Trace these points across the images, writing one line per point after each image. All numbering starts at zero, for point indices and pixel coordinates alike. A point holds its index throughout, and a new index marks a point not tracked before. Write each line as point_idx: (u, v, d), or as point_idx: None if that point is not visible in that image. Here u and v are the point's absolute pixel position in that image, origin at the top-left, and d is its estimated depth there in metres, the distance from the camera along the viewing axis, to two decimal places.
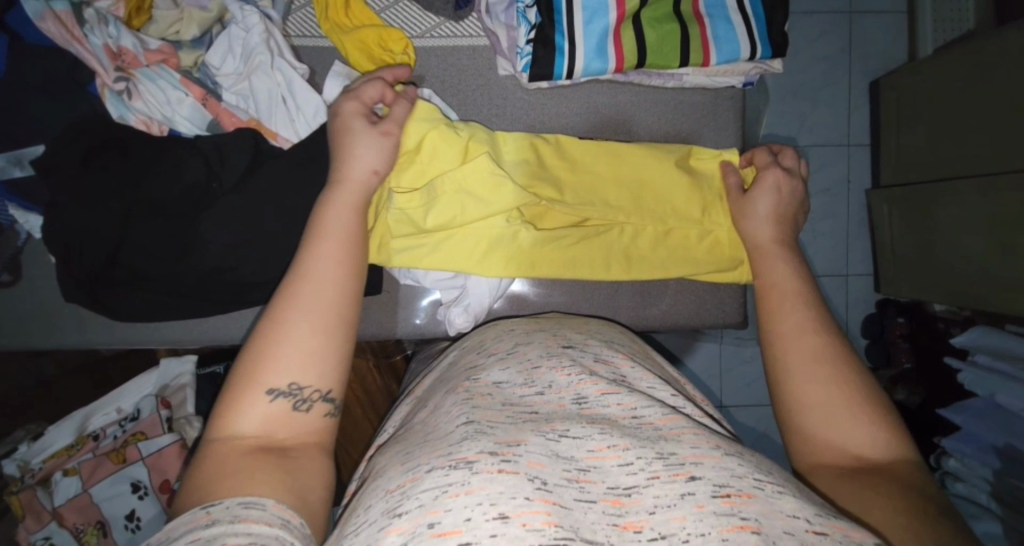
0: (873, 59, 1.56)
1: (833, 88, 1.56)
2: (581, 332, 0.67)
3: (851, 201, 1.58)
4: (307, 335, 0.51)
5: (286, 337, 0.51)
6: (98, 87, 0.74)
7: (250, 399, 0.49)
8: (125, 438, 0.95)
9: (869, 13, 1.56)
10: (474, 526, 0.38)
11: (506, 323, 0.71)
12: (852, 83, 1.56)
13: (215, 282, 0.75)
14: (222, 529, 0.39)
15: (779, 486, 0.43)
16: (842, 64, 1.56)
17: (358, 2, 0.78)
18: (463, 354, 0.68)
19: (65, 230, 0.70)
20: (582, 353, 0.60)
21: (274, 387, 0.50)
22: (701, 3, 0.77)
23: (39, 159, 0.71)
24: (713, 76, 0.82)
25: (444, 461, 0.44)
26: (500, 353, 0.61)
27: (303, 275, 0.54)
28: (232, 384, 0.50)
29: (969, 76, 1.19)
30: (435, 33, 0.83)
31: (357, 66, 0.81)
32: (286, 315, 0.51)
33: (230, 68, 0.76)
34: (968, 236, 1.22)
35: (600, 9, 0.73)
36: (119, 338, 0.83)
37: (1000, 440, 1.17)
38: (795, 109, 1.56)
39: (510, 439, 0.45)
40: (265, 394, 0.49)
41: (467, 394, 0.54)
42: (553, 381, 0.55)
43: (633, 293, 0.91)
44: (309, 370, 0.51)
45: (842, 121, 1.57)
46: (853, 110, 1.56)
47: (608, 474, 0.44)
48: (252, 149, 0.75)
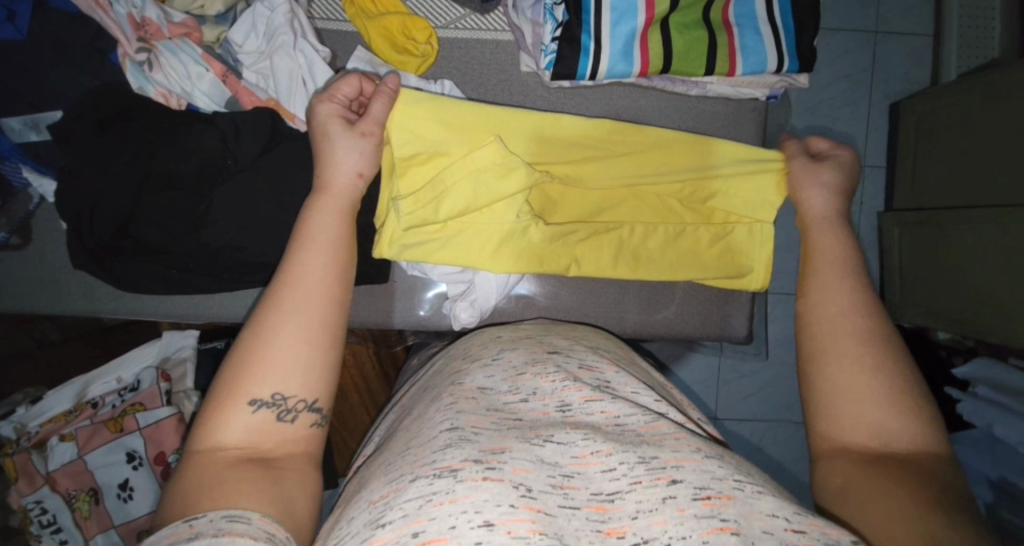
0: (896, 81, 1.54)
1: (853, 107, 1.55)
2: (567, 338, 0.66)
3: (862, 222, 1.57)
4: (287, 346, 0.51)
5: (267, 347, 0.51)
6: (119, 56, 0.73)
7: (233, 411, 0.49)
8: (123, 408, 0.95)
9: (895, 34, 1.54)
10: (458, 534, 0.39)
11: (494, 330, 0.70)
12: (873, 104, 1.55)
13: (224, 260, 0.75)
14: (206, 540, 0.38)
15: (759, 486, 0.43)
16: (864, 84, 1.54)
17: None
18: (450, 360, 0.67)
19: (79, 197, 0.70)
20: (567, 359, 0.59)
21: (256, 398, 0.50)
22: (731, 12, 0.76)
23: (56, 123, 0.71)
24: (737, 87, 0.81)
25: (428, 469, 0.44)
26: (484, 359, 0.61)
27: (284, 284, 0.54)
28: (215, 395, 0.50)
29: (993, 106, 1.18)
30: (459, 25, 0.82)
31: (379, 53, 0.80)
32: (267, 324, 0.51)
33: (252, 46, 0.75)
34: (979, 267, 1.21)
35: (628, 12, 0.73)
36: (124, 309, 0.83)
37: (995, 473, 1.16)
38: (813, 126, 1.55)
39: (494, 447, 0.45)
40: (247, 406, 0.49)
41: (452, 398, 0.53)
42: (537, 388, 0.54)
43: (639, 300, 0.90)
44: (292, 380, 0.51)
45: (860, 141, 1.55)
46: (871, 131, 1.55)
47: (591, 480, 0.44)
48: (269, 129, 0.74)
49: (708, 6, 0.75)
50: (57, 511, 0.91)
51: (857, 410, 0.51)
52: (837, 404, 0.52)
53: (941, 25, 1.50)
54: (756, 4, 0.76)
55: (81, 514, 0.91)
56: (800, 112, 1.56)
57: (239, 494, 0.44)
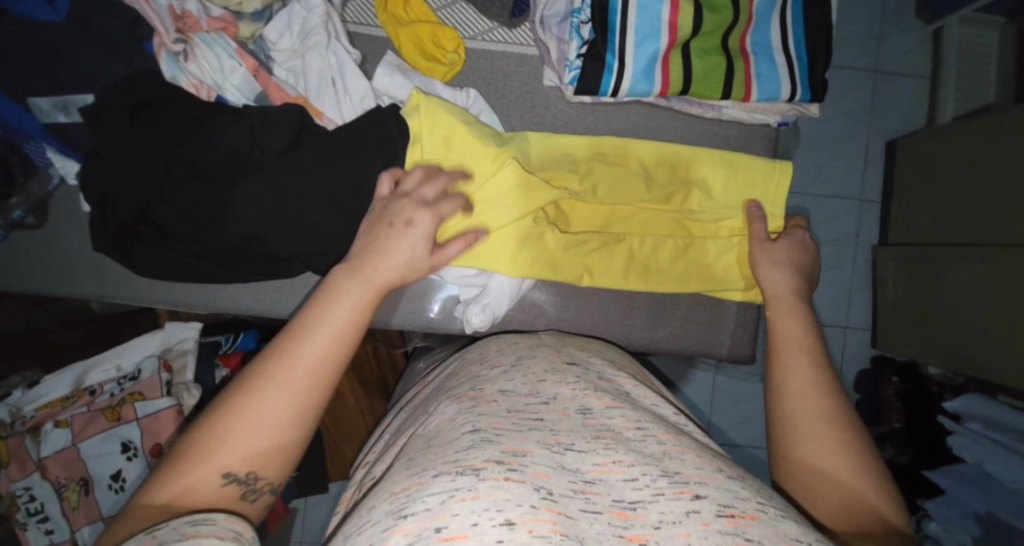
0: (894, 120, 1.60)
1: (852, 143, 1.60)
2: (585, 350, 0.68)
3: (860, 254, 1.60)
4: (277, 426, 0.47)
5: (255, 421, 0.46)
6: (155, 46, 0.74)
7: (200, 478, 0.45)
8: (123, 396, 0.93)
9: (895, 75, 1.60)
10: (480, 531, 0.38)
11: (510, 336, 0.72)
12: (872, 140, 1.60)
13: (241, 251, 0.75)
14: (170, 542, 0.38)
15: (782, 510, 0.43)
16: (864, 120, 1.60)
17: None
18: (466, 363, 0.68)
19: (102, 180, 0.71)
20: (586, 371, 0.61)
21: (230, 472, 0.45)
22: (749, 40, 0.79)
23: (87, 107, 0.72)
24: (750, 112, 0.84)
25: (450, 466, 0.44)
26: (503, 365, 0.62)
27: (290, 356, 0.48)
28: (182, 454, 0.45)
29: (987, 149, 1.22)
30: (486, 38, 0.85)
31: (407, 59, 0.83)
32: (260, 396, 0.46)
33: (286, 45, 0.77)
34: (969, 303, 1.25)
35: (652, 34, 0.75)
36: (132, 295, 0.82)
37: (983, 508, 1.17)
38: (813, 158, 1.60)
39: (516, 448, 0.46)
40: (217, 478, 0.45)
41: (473, 401, 0.54)
42: (558, 393, 0.55)
43: (646, 314, 0.92)
44: (271, 465, 0.47)
45: (859, 175, 1.60)
46: (869, 166, 1.60)
47: (613, 487, 0.44)
48: (297, 126, 0.76)
49: (728, 33, 0.78)
50: (45, 499, 0.89)
51: (832, 458, 0.50)
52: (815, 439, 0.52)
53: (938, 69, 1.56)
54: (772, 34, 0.80)
55: (69, 504, 0.88)
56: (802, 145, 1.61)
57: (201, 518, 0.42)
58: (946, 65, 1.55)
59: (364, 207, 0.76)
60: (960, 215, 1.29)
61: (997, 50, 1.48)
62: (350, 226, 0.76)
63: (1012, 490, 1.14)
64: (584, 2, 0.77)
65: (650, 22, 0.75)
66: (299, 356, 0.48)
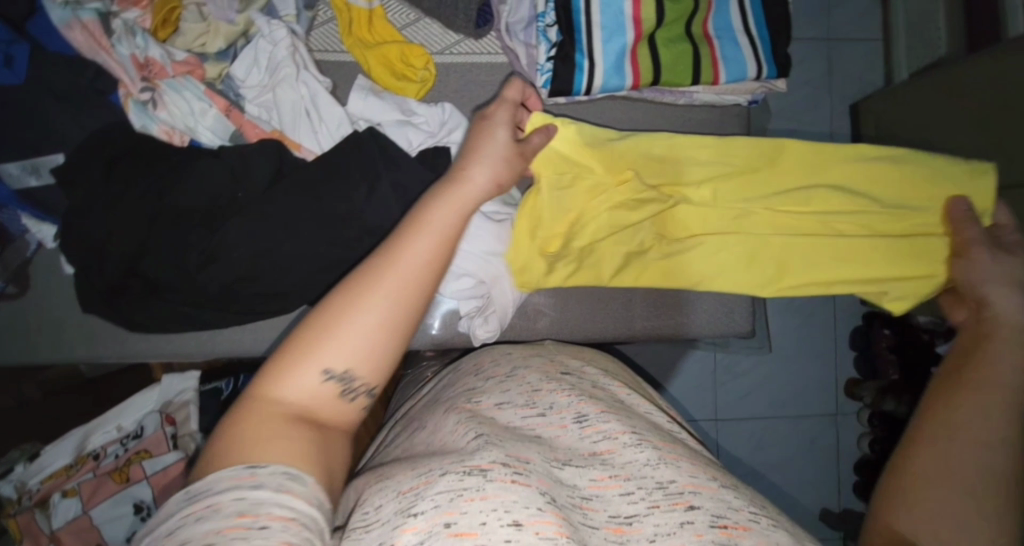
0: (853, 84, 1.65)
1: (817, 111, 1.64)
2: (578, 358, 0.68)
3: None
4: (372, 325, 0.46)
5: (354, 322, 0.46)
6: (120, 96, 0.73)
7: (303, 372, 0.46)
8: (129, 456, 0.91)
9: (848, 41, 1.65)
10: (488, 530, 0.39)
11: (503, 345, 0.71)
12: (836, 106, 1.65)
13: (236, 293, 0.74)
14: (266, 494, 0.39)
15: (774, 519, 0.44)
16: (826, 87, 1.65)
17: (382, 20, 0.82)
18: (460, 376, 0.68)
19: (86, 239, 0.70)
20: (580, 379, 0.60)
21: (330, 368, 0.46)
22: (711, 25, 0.81)
23: (59, 167, 0.70)
24: (720, 94, 0.86)
25: (456, 465, 0.44)
26: (499, 376, 0.61)
27: (396, 260, 0.48)
28: (290, 347, 0.47)
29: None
30: (454, 50, 0.85)
31: (378, 81, 0.83)
32: (362, 299, 0.46)
33: (255, 80, 0.77)
34: None
35: (618, 29, 0.77)
36: (127, 353, 0.80)
37: None
38: (782, 130, 1.64)
39: (519, 454, 0.46)
40: (317, 373, 0.46)
41: (471, 413, 0.54)
42: (554, 402, 0.55)
43: (645, 303, 0.93)
44: (367, 364, 0.47)
45: (828, 141, 1.64)
46: (836, 131, 1.64)
47: (609, 503, 0.45)
48: (277, 161, 0.75)
49: (690, 20, 0.80)
50: None
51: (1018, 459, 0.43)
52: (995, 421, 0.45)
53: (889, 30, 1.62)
54: (732, 17, 0.82)
55: None
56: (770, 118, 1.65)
57: (286, 445, 0.43)
58: (895, 26, 1.61)
59: (355, 233, 0.76)
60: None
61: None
62: (343, 254, 0.76)
63: None
64: (547, 6, 0.78)
65: (614, 18, 0.77)
66: (400, 263, 0.48)
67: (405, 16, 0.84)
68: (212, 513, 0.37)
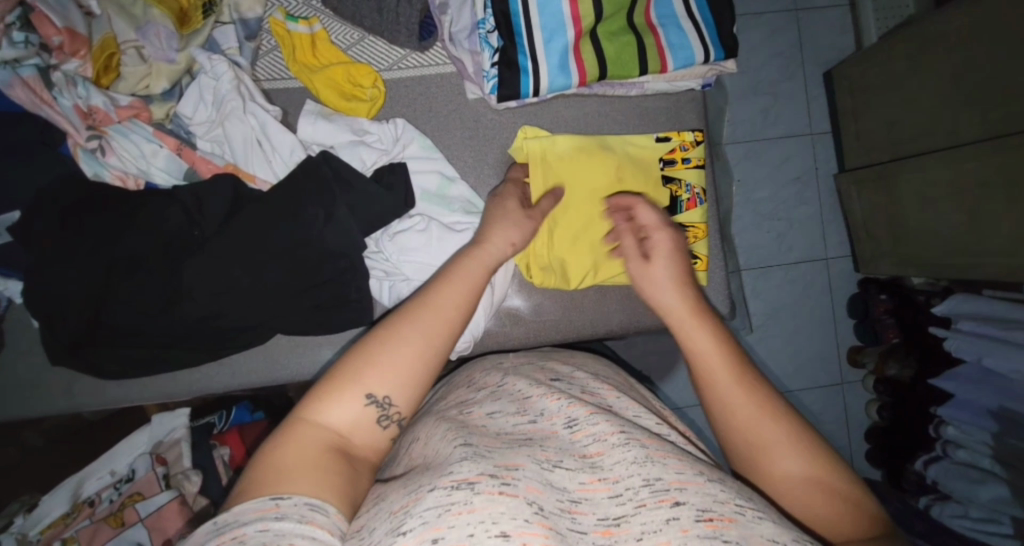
0: (824, 52, 1.63)
1: (790, 83, 1.63)
2: (568, 364, 0.68)
3: (821, 187, 1.63)
4: (411, 358, 0.52)
5: (396, 353, 0.52)
6: (69, 147, 0.73)
7: (347, 398, 0.50)
8: (122, 500, 0.93)
9: (815, 9, 1.64)
10: (476, 542, 0.39)
11: (495, 355, 0.73)
12: (807, 76, 1.63)
13: (205, 330, 0.75)
14: (292, 525, 0.40)
15: (760, 511, 0.43)
16: (796, 58, 1.63)
17: (324, 43, 0.82)
18: (453, 388, 0.68)
19: (49, 293, 0.70)
20: (569, 385, 0.61)
21: (371, 394, 0.51)
22: (654, 14, 0.81)
23: (13, 224, 0.71)
24: (671, 82, 0.86)
25: (445, 480, 0.43)
26: (490, 387, 0.62)
27: (431, 303, 0.56)
28: (335, 375, 0.51)
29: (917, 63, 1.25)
30: (402, 65, 0.85)
31: (328, 104, 0.83)
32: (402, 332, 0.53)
33: (202, 117, 0.77)
34: (934, 214, 1.27)
35: (558, 30, 0.77)
36: (108, 399, 0.81)
37: (994, 403, 1.19)
38: (756, 106, 1.62)
39: (508, 463, 0.46)
40: (360, 398, 0.50)
41: (461, 423, 0.54)
42: (544, 409, 0.55)
43: (621, 296, 0.92)
44: (406, 395, 0.51)
45: (803, 112, 1.63)
46: (811, 101, 1.63)
47: (597, 506, 0.44)
48: (231, 195, 0.75)
49: (631, 11, 0.80)
50: None
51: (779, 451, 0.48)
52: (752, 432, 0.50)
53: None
54: (675, 4, 0.81)
55: None
56: (744, 94, 1.63)
57: (318, 478, 0.45)
58: None
59: (316, 258, 0.76)
60: (904, 130, 1.32)
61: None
62: (307, 280, 0.76)
63: (1016, 380, 1.16)
64: (486, 12, 0.78)
65: (553, 18, 0.76)
66: (434, 306, 0.56)
67: (349, 37, 0.84)
68: (236, 543, 0.38)
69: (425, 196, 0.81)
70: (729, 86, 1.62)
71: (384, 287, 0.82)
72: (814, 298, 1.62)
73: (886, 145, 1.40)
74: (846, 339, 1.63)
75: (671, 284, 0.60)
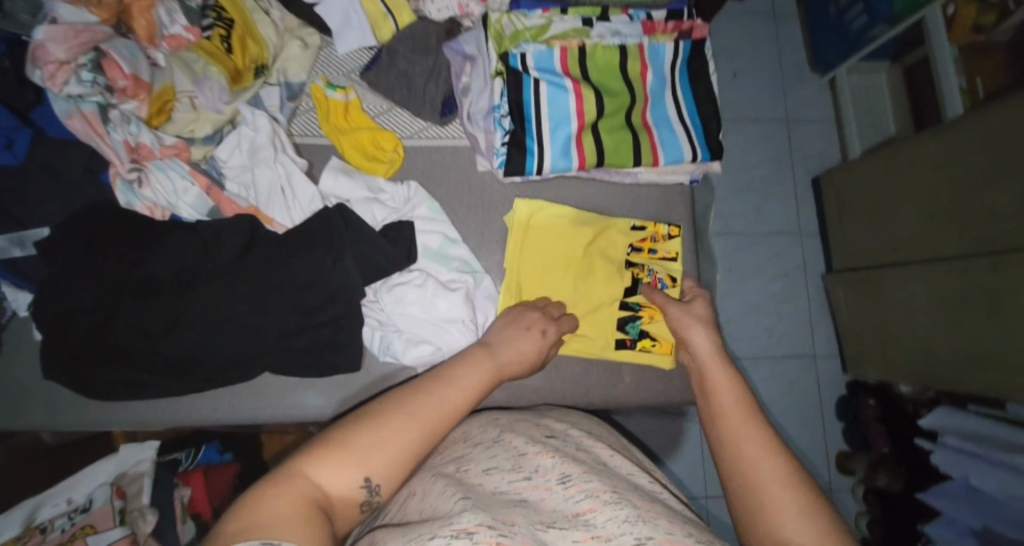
0: (813, 161, 1.78)
1: (780, 185, 1.75)
2: (563, 422, 0.70)
3: (810, 284, 1.70)
4: (410, 445, 0.57)
5: (397, 437, 0.56)
6: (110, 175, 0.80)
7: (343, 465, 0.54)
8: (73, 531, 0.90)
9: (804, 123, 1.80)
10: None
11: (491, 412, 0.73)
12: (797, 180, 1.76)
13: (198, 359, 0.77)
14: None
15: None
16: (786, 163, 1.77)
17: (356, 108, 0.92)
18: (447, 436, 0.69)
19: (60, 308, 0.74)
20: (564, 442, 0.63)
21: (370, 476, 0.54)
22: (650, 115, 0.90)
23: (41, 240, 0.77)
24: (662, 175, 0.95)
25: (445, 530, 0.45)
26: (485, 442, 0.62)
27: (439, 388, 0.62)
28: (331, 443, 0.55)
29: (904, 173, 1.33)
30: (423, 135, 0.95)
31: (351, 162, 0.91)
32: (405, 418, 0.58)
33: (236, 162, 0.85)
34: (918, 321, 1.33)
35: (563, 120, 0.86)
36: (86, 419, 0.81)
37: (980, 524, 1.16)
38: (748, 202, 1.74)
39: (504, 520, 0.47)
40: (357, 473, 0.54)
41: (457, 476, 0.55)
42: (538, 465, 0.57)
43: (605, 370, 0.95)
44: (397, 477, 0.55)
45: (791, 212, 1.74)
46: (800, 203, 1.75)
47: None
48: (248, 234, 0.81)
49: (629, 111, 0.90)
50: None
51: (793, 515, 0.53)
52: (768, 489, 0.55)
53: (840, 113, 1.76)
54: (669, 108, 0.91)
55: None
56: (737, 191, 1.75)
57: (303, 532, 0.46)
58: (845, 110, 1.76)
59: (315, 300, 0.80)
60: (892, 235, 1.39)
61: (886, 92, 1.69)
62: (303, 320, 0.79)
63: (1003, 502, 1.14)
64: (502, 98, 0.87)
65: (560, 111, 0.86)
66: (442, 392, 0.62)
67: (379, 105, 0.95)
68: None
69: (426, 253, 0.87)
70: (723, 182, 1.74)
71: (375, 335, 0.85)
72: (801, 394, 1.63)
73: (869, 251, 1.48)
74: (832, 438, 1.61)
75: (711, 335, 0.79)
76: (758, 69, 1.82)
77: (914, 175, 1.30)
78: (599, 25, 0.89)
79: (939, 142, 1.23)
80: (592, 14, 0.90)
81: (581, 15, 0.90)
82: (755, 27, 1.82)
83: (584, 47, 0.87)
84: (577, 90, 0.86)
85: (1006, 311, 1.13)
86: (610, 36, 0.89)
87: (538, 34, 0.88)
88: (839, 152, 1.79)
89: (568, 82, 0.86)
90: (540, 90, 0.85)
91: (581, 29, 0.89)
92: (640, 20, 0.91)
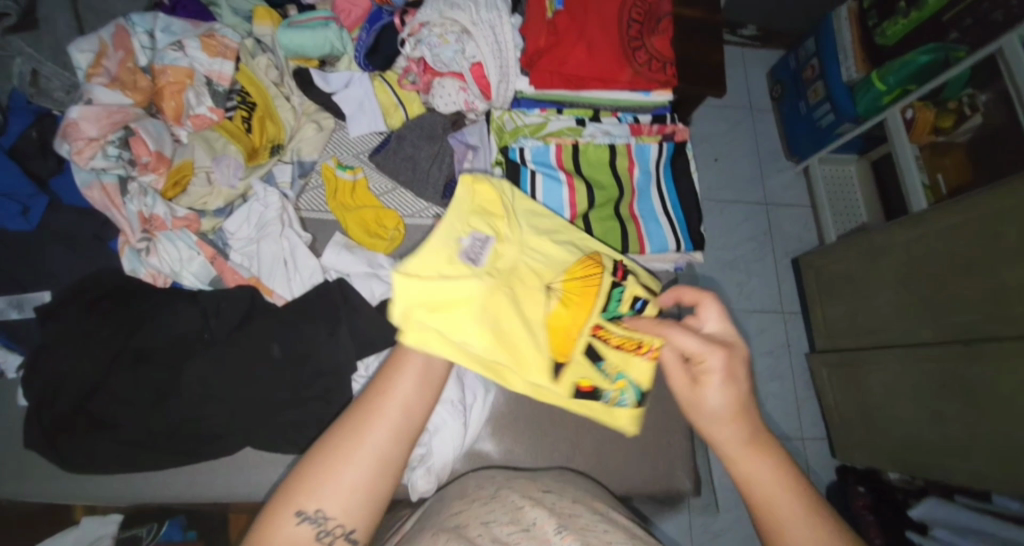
0: (792, 243, 1.88)
1: (761, 264, 1.84)
2: (559, 482, 0.71)
3: (794, 363, 1.73)
4: (344, 480, 0.54)
5: (328, 478, 0.54)
6: (119, 243, 0.82)
7: (281, 519, 0.54)
8: None
9: (783, 207, 1.92)
10: None
11: (486, 473, 0.76)
12: (777, 261, 1.85)
13: (182, 431, 0.76)
14: None
15: None
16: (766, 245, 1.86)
17: (362, 188, 0.98)
18: (446, 498, 0.69)
19: (50, 375, 0.74)
20: (558, 497, 0.64)
21: (303, 511, 0.54)
22: (637, 207, 0.97)
23: (42, 304, 0.77)
24: (649, 262, 1.00)
25: None
26: (483, 498, 0.63)
27: (365, 434, 0.56)
28: (269, 504, 0.55)
29: (870, 262, 1.43)
30: (423, 216, 1.00)
31: (354, 238, 0.95)
32: (330, 457, 0.55)
33: (243, 234, 0.89)
34: (900, 404, 1.36)
35: (557, 210, 0.92)
36: (53, 492, 0.78)
37: None
38: (732, 279, 1.80)
39: None
40: (292, 517, 0.53)
41: (456, 533, 0.55)
42: (535, 518, 0.57)
43: (594, 452, 0.94)
44: (339, 509, 0.54)
45: (773, 291, 1.81)
46: (781, 282, 1.82)
47: None
48: (247, 306, 0.83)
49: (618, 203, 0.96)
50: None
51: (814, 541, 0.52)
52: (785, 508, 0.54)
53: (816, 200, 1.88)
54: (654, 202, 0.98)
55: None
56: (721, 268, 1.82)
57: None
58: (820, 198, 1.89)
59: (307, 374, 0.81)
60: (870, 319, 1.45)
61: (856, 182, 1.81)
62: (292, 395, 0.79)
63: None
64: None
65: (555, 201, 0.92)
66: (366, 437, 0.56)
67: (384, 186, 1.01)
68: None
69: None
70: (708, 260, 1.82)
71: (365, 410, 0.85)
72: None
73: (848, 334, 1.53)
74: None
75: (725, 393, 0.57)
76: (737, 155, 1.95)
77: (887, 267, 1.38)
78: (591, 124, 0.99)
79: (908, 237, 1.32)
80: (585, 115, 0.99)
81: (575, 114, 0.99)
82: (734, 117, 1.98)
83: (578, 145, 0.95)
84: (570, 181, 0.93)
85: (974, 395, 1.19)
86: (602, 136, 0.97)
87: (536, 131, 0.97)
88: (815, 235, 1.89)
89: (562, 174, 0.93)
90: (536, 180, 0.92)
91: (574, 128, 0.98)
92: (628, 122, 1.00)
